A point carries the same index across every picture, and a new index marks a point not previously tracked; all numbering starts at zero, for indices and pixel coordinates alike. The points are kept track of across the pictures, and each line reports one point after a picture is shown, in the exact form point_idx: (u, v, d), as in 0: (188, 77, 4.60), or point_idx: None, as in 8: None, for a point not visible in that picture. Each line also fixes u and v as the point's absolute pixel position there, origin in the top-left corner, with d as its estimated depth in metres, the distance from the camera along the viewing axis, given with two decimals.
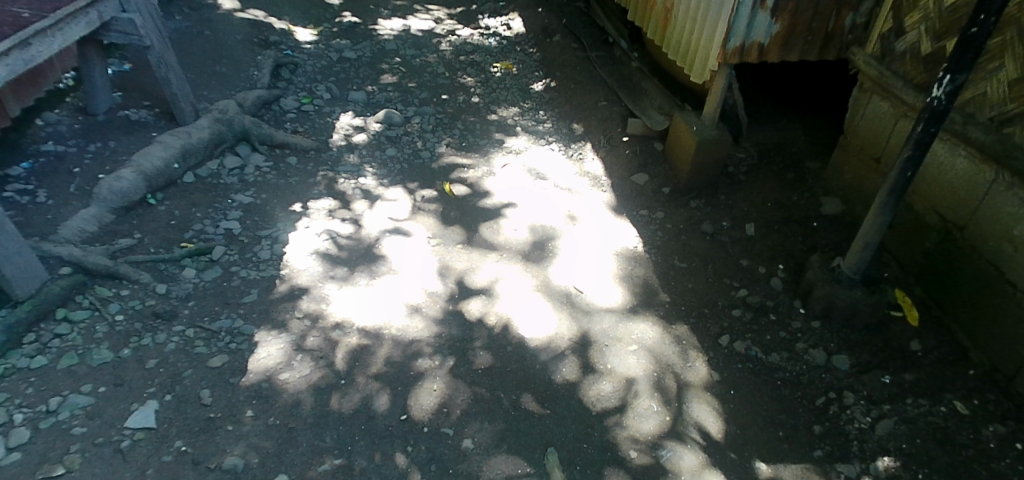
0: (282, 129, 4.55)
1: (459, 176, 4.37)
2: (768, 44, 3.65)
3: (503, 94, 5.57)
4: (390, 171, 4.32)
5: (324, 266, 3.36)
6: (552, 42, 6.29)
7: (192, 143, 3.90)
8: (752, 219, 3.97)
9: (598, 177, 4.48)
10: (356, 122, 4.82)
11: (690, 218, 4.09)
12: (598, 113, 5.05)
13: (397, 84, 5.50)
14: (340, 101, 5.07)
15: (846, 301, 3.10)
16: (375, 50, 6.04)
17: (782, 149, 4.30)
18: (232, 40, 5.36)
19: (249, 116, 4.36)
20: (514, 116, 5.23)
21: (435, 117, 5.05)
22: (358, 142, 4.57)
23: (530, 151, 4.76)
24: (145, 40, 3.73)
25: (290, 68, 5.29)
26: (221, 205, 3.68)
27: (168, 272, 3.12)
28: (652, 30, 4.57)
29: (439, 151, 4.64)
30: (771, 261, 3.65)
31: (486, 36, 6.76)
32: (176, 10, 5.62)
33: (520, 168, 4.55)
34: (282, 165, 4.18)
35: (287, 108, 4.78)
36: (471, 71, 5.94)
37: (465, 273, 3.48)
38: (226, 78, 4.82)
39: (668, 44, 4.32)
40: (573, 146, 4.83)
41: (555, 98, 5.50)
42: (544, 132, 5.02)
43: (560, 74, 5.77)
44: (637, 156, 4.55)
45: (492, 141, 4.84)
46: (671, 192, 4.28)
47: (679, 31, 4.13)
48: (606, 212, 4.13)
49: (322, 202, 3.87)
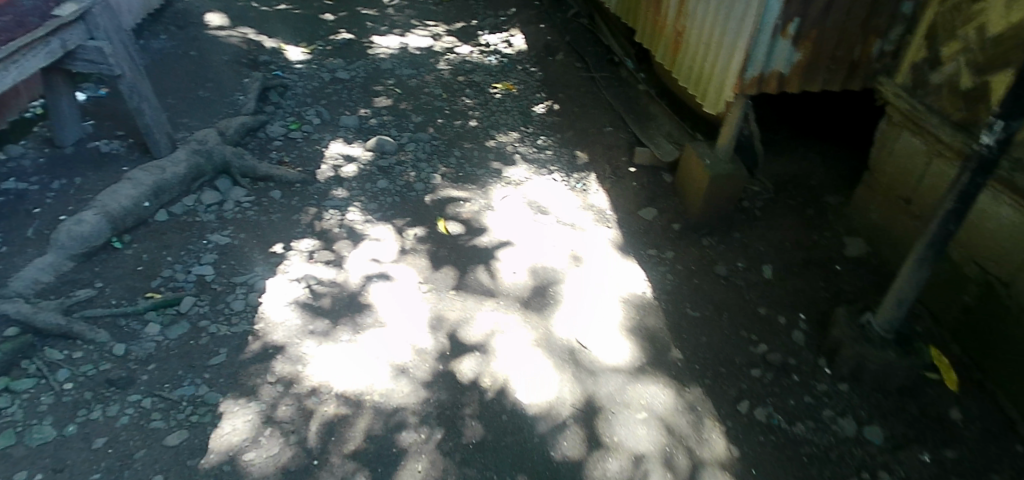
0: (266, 159, 4.28)
1: (454, 211, 4.09)
2: (789, 74, 3.35)
3: (503, 117, 5.29)
4: (380, 205, 4.04)
5: (304, 318, 3.08)
6: (555, 61, 6.02)
7: (166, 178, 3.62)
8: (770, 260, 3.66)
9: (603, 211, 4.18)
10: (346, 150, 4.55)
11: (703, 257, 3.78)
12: (603, 140, 4.74)
13: (392, 107, 5.23)
14: (331, 127, 4.80)
15: (877, 363, 2.78)
16: (370, 70, 5.78)
17: (800, 183, 4.01)
18: (218, 61, 5.10)
19: (231, 145, 4.09)
20: (514, 142, 4.95)
21: (430, 144, 4.77)
22: (346, 174, 4.29)
23: (531, 182, 4.46)
24: (115, 69, 3.45)
25: (279, 91, 5.04)
26: (195, 247, 3.40)
27: (129, 329, 2.86)
28: (662, 53, 4.27)
29: (434, 182, 4.35)
30: (792, 310, 3.35)
31: (486, 53, 6.49)
32: (161, 28, 5.39)
33: (520, 201, 4.25)
34: (265, 200, 3.90)
35: (273, 135, 4.51)
36: (470, 92, 5.66)
37: (458, 325, 3.18)
38: (209, 102, 4.56)
39: (679, 70, 4.02)
40: (575, 175, 4.54)
41: (558, 122, 5.21)
42: (545, 160, 4.73)
43: (563, 96, 5.49)
44: (645, 187, 4.25)
45: (489, 171, 4.56)
46: (681, 228, 3.97)
47: (691, 56, 3.83)
48: (612, 251, 3.83)
49: (305, 242, 3.61)
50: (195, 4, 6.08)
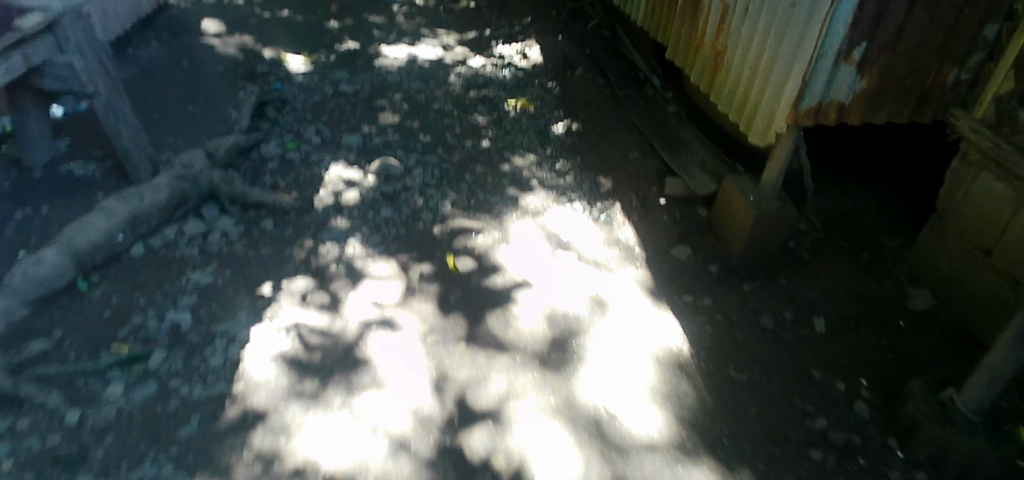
0: (260, 183, 3.89)
1: (465, 244, 3.67)
2: (851, 104, 2.95)
3: (518, 137, 4.90)
4: (383, 237, 3.64)
5: (290, 378, 2.67)
6: (574, 77, 5.64)
7: (144, 207, 3.23)
8: (821, 311, 3.29)
9: (630, 247, 3.77)
10: (347, 174, 4.15)
11: (744, 305, 3.36)
12: (629, 168, 4.33)
13: (399, 124, 4.85)
14: (332, 147, 4.42)
15: (964, 452, 2.42)
16: (375, 83, 5.41)
17: (852, 221, 3.63)
18: (212, 73, 4.73)
19: (219, 169, 3.71)
20: (531, 166, 4.54)
21: (440, 168, 4.37)
22: (347, 201, 3.90)
23: (551, 212, 4.05)
24: (88, 87, 3.07)
25: (277, 105, 4.66)
26: (172, 287, 3.01)
27: (87, 390, 2.47)
28: (696, 74, 3.87)
29: (443, 211, 3.95)
30: (851, 374, 2.98)
31: (500, 66, 6.11)
32: (153, 35, 5.04)
33: (539, 234, 3.83)
34: (255, 230, 3.51)
35: (268, 156, 4.14)
36: (483, 109, 5.27)
37: (467, 386, 2.77)
38: (198, 118, 4.18)
39: (717, 93, 3.63)
40: (598, 204, 4.12)
41: (578, 143, 4.79)
42: (565, 187, 4.32)
43: (583, 115, 5.09)
44: (677, 222, 3.84)
45: (504, 198, 4.15)
46: (719, 270, 3.55)
47: (732, 80, 3.44)
48: (642, 297, 3.41)
49: (298, 282, 3.20)
50: (191, 9, 5.72)
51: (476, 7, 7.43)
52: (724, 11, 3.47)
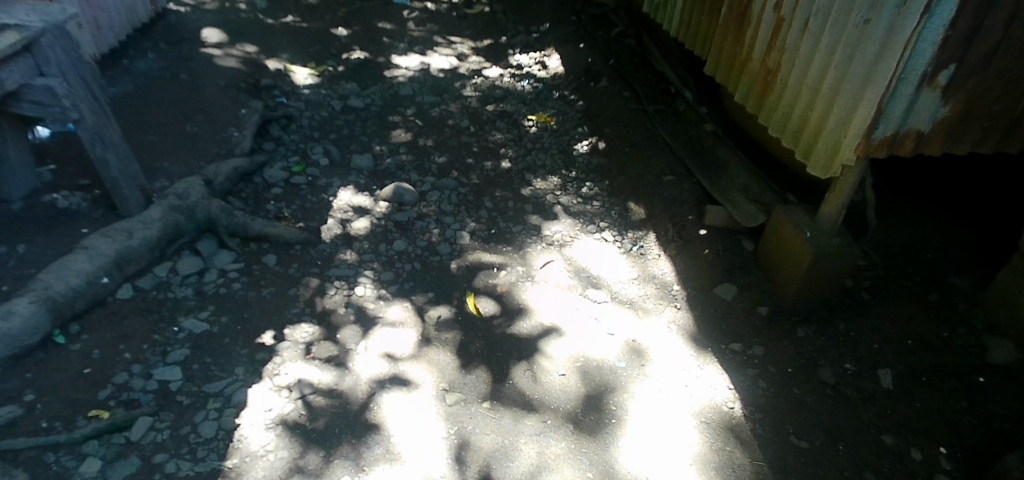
0: (262, 212, 3.58)
1: (486, 282, 3.36)
2: (930, 133, 2.62)
3: (540, 157, 4.57)
4: (397, 274, 3.33)
5: (292, 449, 2.34)
6: (598, 88, 5.25)
7: (133, 245, 2.91)
8: (886, 363, 2.90)
9: (667, 284, 3.43)
10: (357, 200, 3.84)
11: (799, 354, 3.00)
12: (662, 192, 3.96)
13: (411, 143, 4.53)
14: (340, 170, 4.11)
15: None
16: (386, 96, 5.10)
17: (915, 256, 3.22)
18: (212, 87, 4.44)
19: (218, 197, 3.40)
20: (555, 190, 4.21)
21: (457, 192, 4.05)
22: (357, 231, 3.58)
23: (578, 243, 3.72)
24: (71, 113, 2.73)
25: (281, 123, 4.36)
26: (162, 337, 2.70)
27: (59, 468, 2.16)
28: (742, 92, 3.55)
29: (461, 242, 3.64)
30: (927, 442, 2.60)
31: (518, 77, 5.77)
32: (150, 45, 4.75)
33: (567, 269, 3.50)
34: (256, 267, 3.19)
35: (272, 180, 3.83)
36: (502, 125, 4.94)
37: (493, 457, 2.43)
38: (196, 138, 3.88)
39: (767, 115, 3.31)
40: (630, 234, 3.81)
41: (605, 165, 4.46)
42: (592, 215, 3.99)
43: (609, 131, 4.73)
44: (723, 259, 3.43)
45: (527, 227, 3.83)
46: (770, 312, 3.18)
47: (788, 101, 3.13)
48: (683, 345, 3.06)
49: (302, 329, 2.88)
50: (191, 15, 5.43)
51: (491, 12, 7.09)
52: (778, 26, 3.18)
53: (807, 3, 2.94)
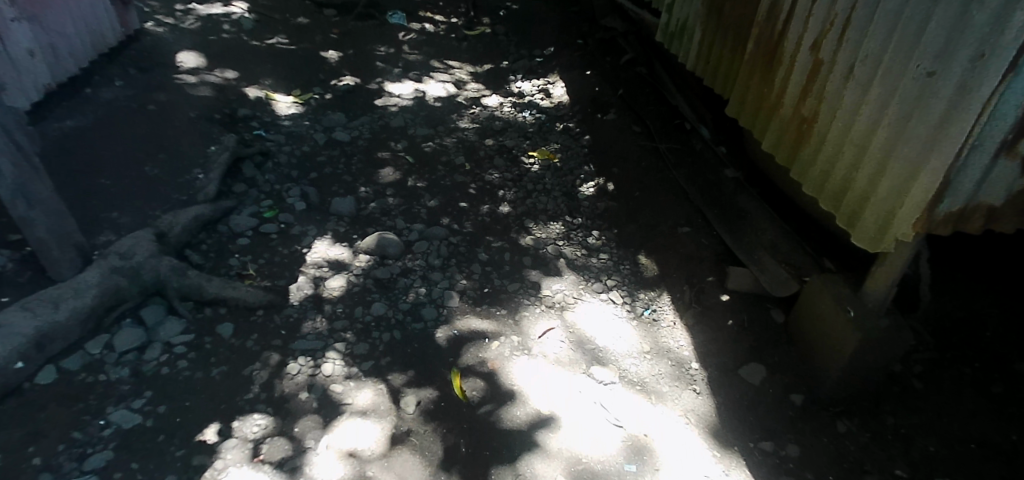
0: (223, 268, 3.16)
1: (475, 355, 2.91)
2: (1004, 206, 2.19)
3: (541, 199, 4.14)
4: (373, 347, 2.88)
5: None
6: (605, 122, 4.83)
7: (57, 321, 2.50)
8: (946, 471, 2.42)
9: (684, 360, 2.97)
10: (333, 252, 3.41)
11: (841, 456, 2.52)
12: (678, 247, 3.52)
13: (399, 183, 4.11)
14: (318, 215, 3.69)
15: None
16: (376, 128, 4.70)
17: (973, 335, 2.79)
18: (181, 119, 4.03)
19: (170, 255, 2.98)
20: (557, 240, 3.78)
21: (448, 242, 3.61)
22: (331, 292, 3.14)
23: (582, 306, 3.27)
24: None
25: (256, 161, 3.96)
26: (82, 434, 2.29)
27: None
28: (770, 141, 3.11)
29: (449, 304, 3.18)
30: None
31: (520, 107, 5.36)
32: (118, 71, 4.37)
33: (568, 339, 3.04)
34: (209, 340, 2.76)
35: (239, 228, 3.41)
36: (500, 162, 4.51)
37: None
38: (156, 181, 3.48)
39: (801, 168, 2.88)
40: (641, 296, 3.36)
41: (612, 210, 4.02)
42: (599, 270, 3.54)
43: (618, 171, 4.30)
44: (749, 334, 2.97)
45: (524, 285, 3.38)
46: (804, 401, 2.71)
47: (827, 156, 2.69)
48: (703, 444, 2.60)
49: (253, 422, 2.45)
50: (169, 36, 5.05)
51: (492, 34, 6.72)
52: (815, 69, 2.75)
53: (853, 45, 2.52)
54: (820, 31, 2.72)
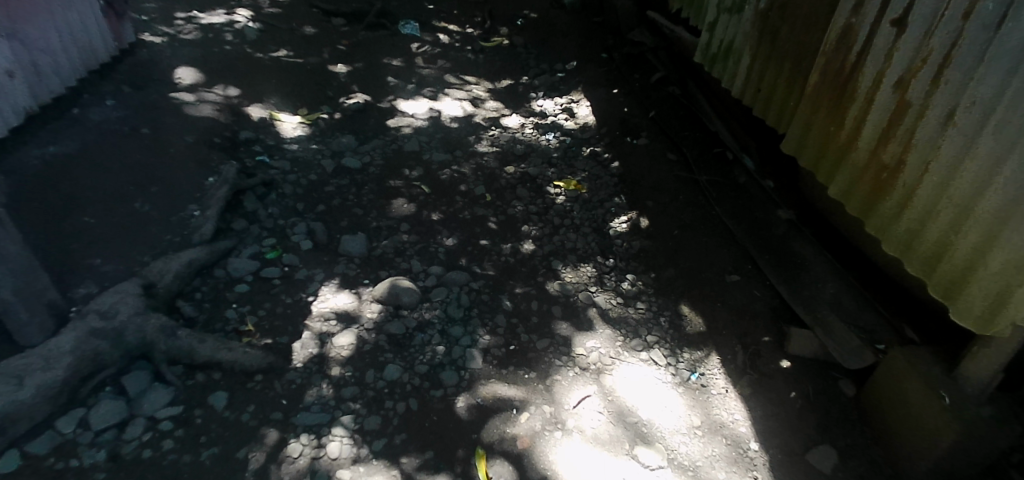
0: (219, 323, 2.82)
1: (502, 432, 2.55)
2: None
3: (570, 237, 3.78)
4: (385, 421, 2.52)
5: None
6: (636, 146, 4.45)
7: (22, 398, 2.17)
8: None
9: (741, 439, 2.59)
10: (341, 302, 3.06)
11: None
12: (727, 298, 3.15)
13: (415, 217, 3.76)
14: (326, 256, 3.34)
15: None
16: (388, 153, 4.35)
17: None
18: (177, 144, 3.68)
19: (158, 310, 2.64)
20: (589, 284, 3.41)
21: (469, 289, 3.24)
22: (338, 351, 2.79)
23: (621, 369, 2.90)
24: None
25: (258, 193, 3.62)
26: None
27: None
28: (841, 187, 2.73)
29: (472, 367, 2.82)
30: None
31: (542, 128, 5.00)
32: (110, 88, 4.04)
33: (608, 411, 2.67)
34: (199, 414, 2.40)
35: (237, 273, 3.06)
36: (524, 193, 4.15)
37: None
38: (145, 220, 3.14)
39: (880, 223, 2.50)
40: (687, 355, 2.99)
41: (648, 249, 3.64)
42: (638, 322, 3.17)
43: (653, 204, 3.92)
44: (817, 410, 2.61)
45: (555, 342, 3.02)
46: None
47: (917, 213, 2.31)
48: None
49: None
50: (167, 48, 4.71)
51: (510, 45, 6.35)
52: (900, 112, 2.37)
53: (954, 87, 2.13)
54: (908, 68, 2.33)
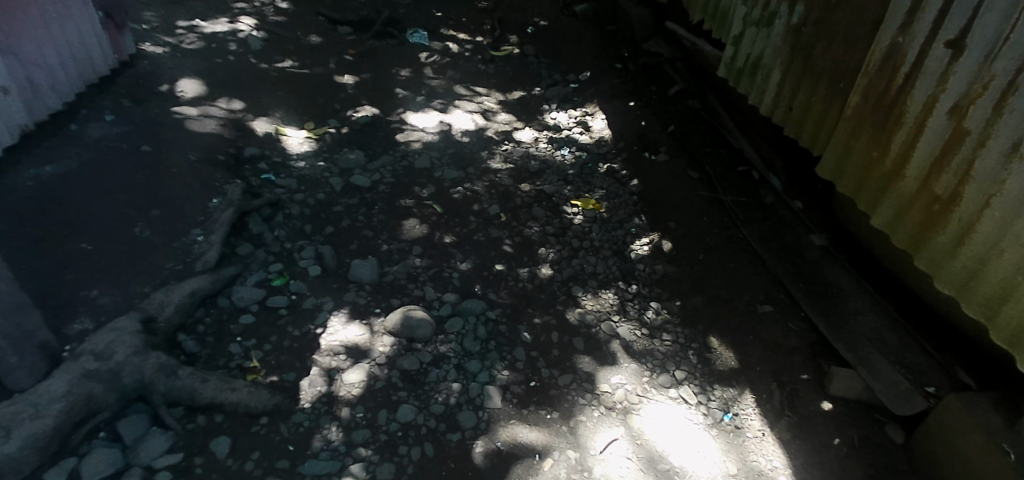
0: (222, 359, 2.65)
1: None
2: None
3: (590, 260, 3.60)
4: (399, 469, 2.36)
5: None
6: (655, 163, 4.28)
7: (9, 450, 2.01)
8: None
9: None
10: (350, 334, 2.89)
11: None
12: (759, 330, 2.97)
13: (427, 239, 3.59)
14: (334, 282, 3.17)
15: None
16: (398, 169, 4.18)
17: None
18: (180, 162, 3.52)
19: (157, 348, 2.47)
20: (612, 312, 3.23)
21: (485, 319, 3.07)
22: (348, 389, 2.62)
23: (649, 409, 2.72)
24: None
25: (263, 213, 3.46)
26: None
27: None
28: (885, 217, 2.55)
29: (490, 407, 2.65)
30: None
31: (556, 143, 4.82)
32: (109, 102, 3.89)
33: (638, 458, 2.50)
34: (199, 462, 2.25)
35: (240, 302, 2.90)
36: (540, 212, 3.98)
37: None
38: (144, 246, 2.98)
39: (931, 258, 2.33)
40: (718, 392, 2.82)
41: (672, 275, 3.45)
42: (665, 356, 2.99)
43: (675, 225, 3.74)
44: (862, 458, 2.45)
45: (578, 378, 2.84)
46: None
47: (976, 251, 2.13)
48: None
49: None
50: (169, 59, 4.55)
51: (522, 54, 6.18)
52: (956, 141, 2.20)
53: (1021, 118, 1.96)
54: (965, 94, 2.17)
